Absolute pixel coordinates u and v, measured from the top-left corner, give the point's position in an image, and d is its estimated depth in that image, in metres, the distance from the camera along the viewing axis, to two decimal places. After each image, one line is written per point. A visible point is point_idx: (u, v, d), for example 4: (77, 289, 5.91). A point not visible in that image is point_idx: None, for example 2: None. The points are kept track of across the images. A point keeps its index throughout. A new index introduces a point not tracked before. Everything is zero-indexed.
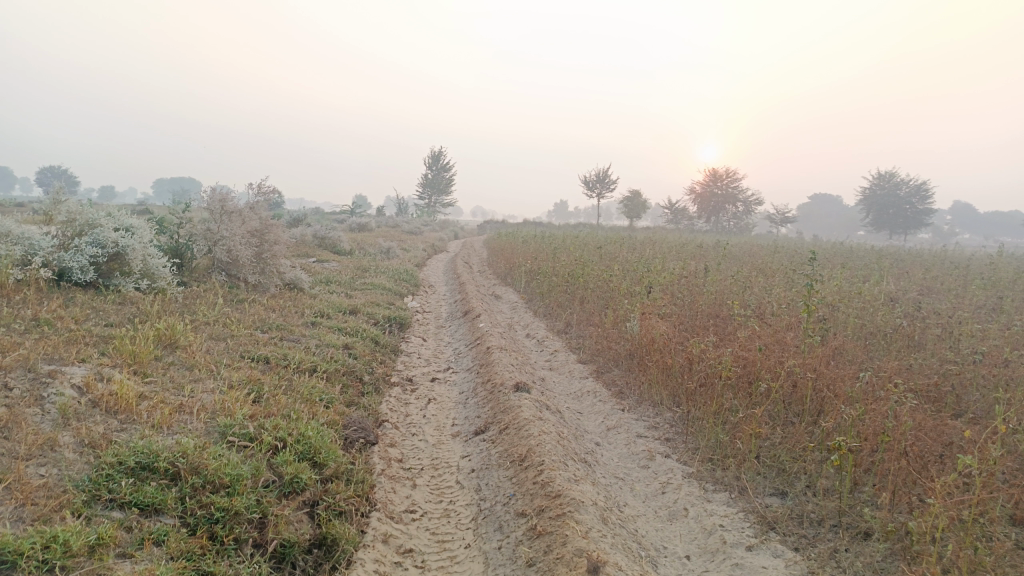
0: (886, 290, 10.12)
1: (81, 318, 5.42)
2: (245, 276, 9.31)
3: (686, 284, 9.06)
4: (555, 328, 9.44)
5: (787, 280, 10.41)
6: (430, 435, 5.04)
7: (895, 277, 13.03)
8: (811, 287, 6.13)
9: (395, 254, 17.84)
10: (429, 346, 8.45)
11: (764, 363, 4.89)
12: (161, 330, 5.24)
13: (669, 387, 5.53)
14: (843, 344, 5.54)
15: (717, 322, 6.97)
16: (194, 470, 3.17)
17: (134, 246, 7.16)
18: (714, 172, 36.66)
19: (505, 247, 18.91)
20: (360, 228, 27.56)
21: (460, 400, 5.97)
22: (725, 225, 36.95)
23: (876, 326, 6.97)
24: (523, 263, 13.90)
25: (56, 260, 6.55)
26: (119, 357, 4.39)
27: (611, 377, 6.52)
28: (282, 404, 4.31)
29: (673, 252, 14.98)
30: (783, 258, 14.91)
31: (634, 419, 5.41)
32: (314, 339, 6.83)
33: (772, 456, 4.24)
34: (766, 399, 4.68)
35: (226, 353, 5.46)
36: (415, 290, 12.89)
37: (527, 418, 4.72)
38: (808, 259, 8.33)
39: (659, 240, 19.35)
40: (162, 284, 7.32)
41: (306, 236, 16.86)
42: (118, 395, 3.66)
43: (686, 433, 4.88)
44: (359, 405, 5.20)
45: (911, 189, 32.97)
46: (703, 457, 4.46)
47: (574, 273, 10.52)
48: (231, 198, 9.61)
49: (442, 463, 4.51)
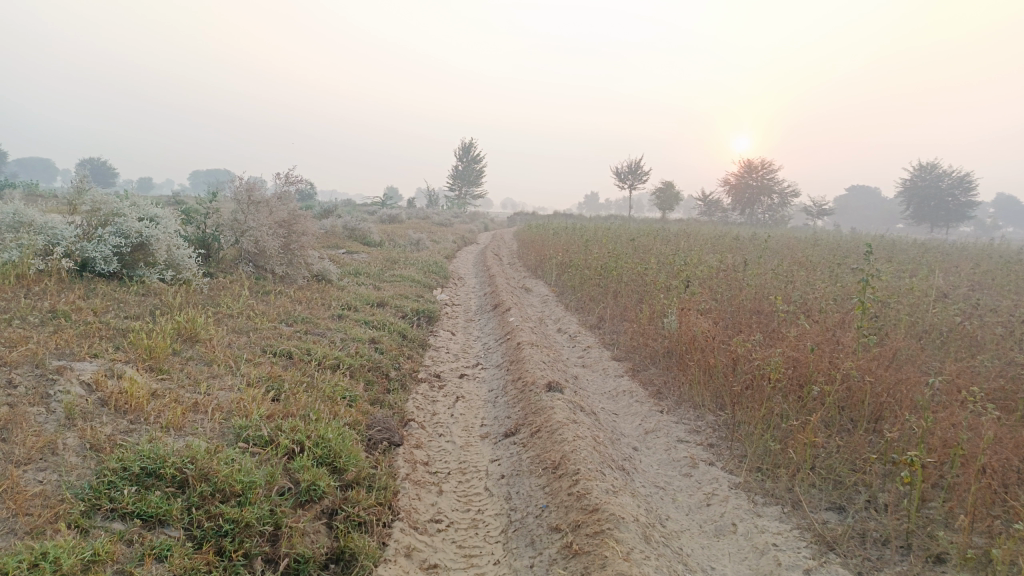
0: (937, 285, 9.56)
1: (101, 310, 5.26)
2: (272, 267, 9.15)
3: (726, 278, 8.67)
4: (588, 323, 9.12)
5: (831, 274, 9.94)
6: (458, 436, 4.78)
7: (943, 271, 12.41)
8: (865, 282, 5.72)
9: (424, 246, 17.62)
10: (458, 341, 8.19)
11: (818, 364, 4.53)
12: (181, 324, 5.07)
13: (712, 388, 5.20)
14: (901, 345, 5.14)
15: (761, 319, 6.59)
16: (204, 477, 2.94)
17: (158, 236, 7.01)
18: (749, 163, 35.76)
19: (536, 238, 18.61)
20: (390, 218, 27.57)
21: (490, 398, 5.70)
22: (760, 218, 36.20)
23: (932, 325, 6.52)
24: (554, 256, 13.56)
25: (79, 250, 6.42)
26: (134, 352, 4.20)
27: (648, 376, 6.20)
28: (302, 403, 4.08)
29: (708, 245, 14.50)
30: (823, 252, 14.34)
31: (675, 422, 5.10)
32: (340, 333, 6.62)
33: (828, 467, 3.90)
34: (820, 405, 4.34)
35: (248, 348, 5.26)
36: (444, 282, 12.68)
37: (560, 421, 4.42)
38: (865, 254, 7.80)
39: (693, 232, 18.88)
40: (187, 275, 7.17)
41: (335, 228, 16.70)
42: (128, 394, 3.46)
43: (732, 440, 4.55)
44: (384, 403, 4.97)
45: (953, 181, 31.74)
46: (751, 466, 4.15)
47: (607, 265, 10.16)
48: (258, 187, 9.44)
49: (470, 467, 4.24)
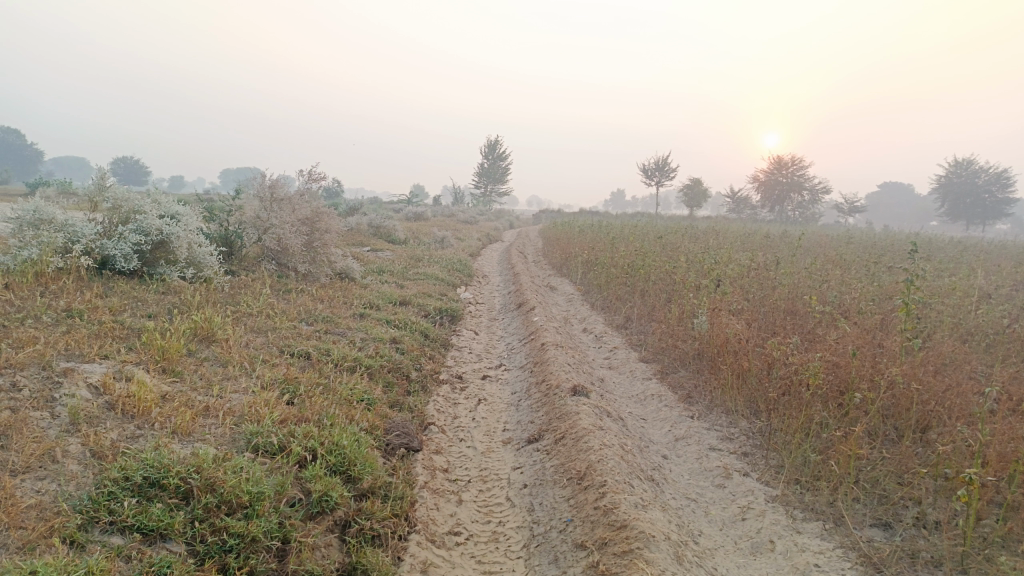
0: (979, 284, 9.18)
1: (118, 308, 5.17)
2: (295, 265, 9.05)
3: (757, 277, 8.39)
4: (614, 322, 8.90)
5: (866, 273, 9.59)
6: (479, 442, 4.60)
7: (983, 270, 11.96)
8: (910, 282, 5.42)
9: (449, 243, 17.50)
10: (481, 340, 8.02)
11: (860, 369, 4.28)
12: (198, 323, 4.96)
13: (745, 393, 4.96)
14: (948, 349, 4.85)
15: (797, 320, 6.33)
16: (210, 487, 2.79)
17: (179, 234, 6.90)
18: (779, 159, 35.14)
19: (562, 236, 18.38)
20: (415, 216, 27.52)
21: (513, 401, 5.52)
22: (790, 216, 35.58)
23: (978, 327, 6.20)
24: (580, 253, 13.33)
25: (99, 248, 6.36)
26: (146, 353, 4.08)
27: (678, 379, 5.97)
28: (317, 407, 3.93)
29: (737, 243, 14.16)
30: (857, 250, 13.91)
31: (706, 428, 4.87)
32: (360, 332, 6.48)
33: (872, 480, 3.66)
34: (863, 413, 4.08)
35: (266, 348, 5.13)
36: (469, 281, 12.52)
37: (586, 427, 4.22)
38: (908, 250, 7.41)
39: (721, 229, 18.50)
40: (208, 273, 7.09)
41: (360, 225, 16.64)
42: (135, 397, 3.34)
43: (768, 449, 4.32)
44: (404, 406, 4.81)
45: (990, 178, 30.88)
46: (788, 478, 3.91)
47: (635, 263, 9.91)
48: (281, 184, 9.36)
49: (491, 475, 4.06)
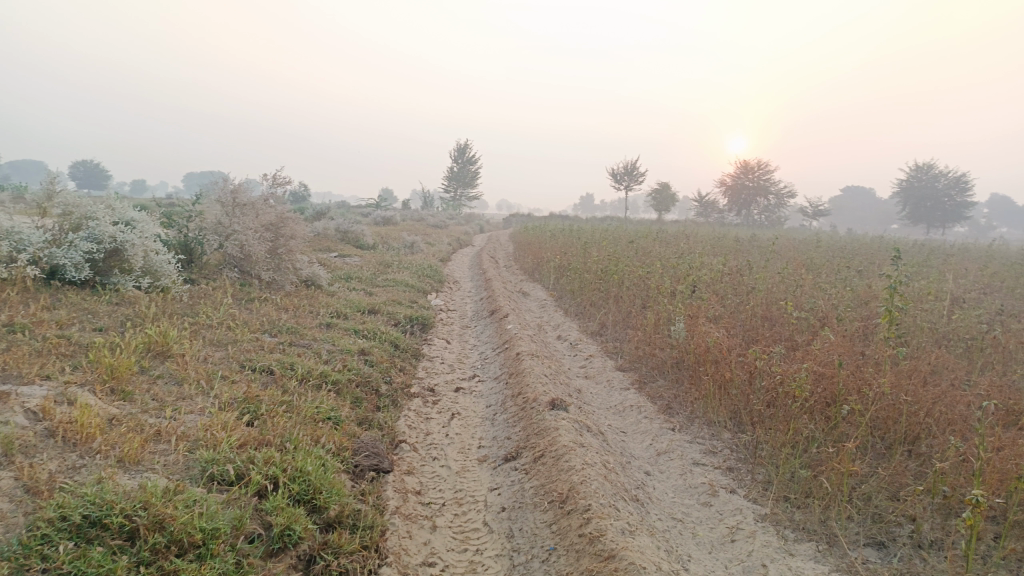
0: (949, 288, 9.21)
1: (65, 322, 4.83)
2: (258, 273, 8.72)
3: (733, 282, 8.28)
4: (589, 329, 8.73)
5: (839, 278, 9.56)
6: (453, 460, 4.38)
7: (950, 273, 12.05)
8: (893, 288, 5.32)
9: (419, 248, 17.23)
10: (453, 349, 7.79)
11: (847, 380, 4.16)
12: (152, 338, 4.65)
13: (728, 405, 4.81)
14: (932, 358, 4.76)
15: (775, 328, 6.22)
16: (159, 525, 2.52)
17: (134, 241, 6.57)
18: (745, 163, 35.49)
19: (533, 240, 18.22)
20: (384, 220, 27.13)
21: (487, 415, 5.30)
22: (757, 219, 35.92)
23: (955, 332, 6.16)
24: (552, 259, 13.16)
25: (47, 256, 5.99)
26: (93, 372, 3.78)
27: (656, 389, 5.81)
28: (280, 429, 3.67)
29: (707, 247, 14.13)
30: (825, 254, 13.97)
31: (688, 441, 4.71)
32: (327, 343, 6.21)
33: (864, 497, 3.52)
34: (851, 426, 3.96)
35: (225, 363, 4.84)
36: (439, 287, 12.27)
37: (566, 445, 4.03)
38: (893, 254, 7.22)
39: (691, 234, 18.51)
40: (166, 282, 6.74)
41: (328, 231, 16.29)
42: (78, 423, 3.05)
43: (754, 463, 4.17)
44: (373, 423, 4.57)
45: (949, 182, 31.54)
46: (777, 495, 3.75)
47: (608, 269, 9.77)
48: (244, 189, 9.01)
49: (467, 497, 3.84)
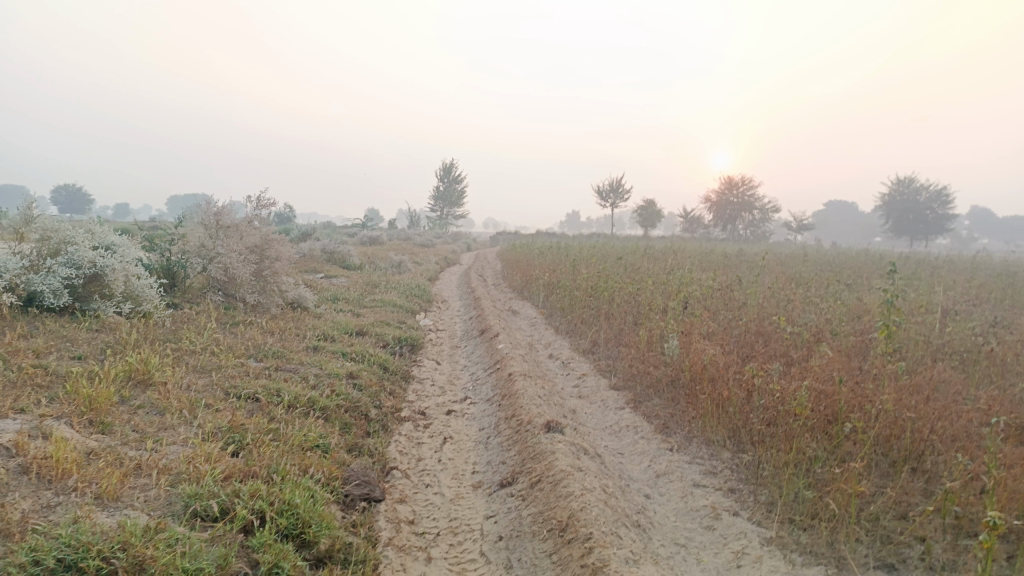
0: (938, 300, 9.20)
1: (42, 351, 4.67)
2: (243, 296, 8.55)
3: (724, 298, 8.22)
4: (580, 347, 8.63)
5: (829, 292, 9.52)
6: (447, 487, 4.24)
7: (937, 284, 12.06)
8: (889, 302, 5.26)
9: (406, 268, 17.11)
10: (444, 371, 7.66)
11: (849, 397, 4.08)
12: (133, 367, 4.50)
13: (727, 424, 4.72)
14: (931, 372, 4.69)
15: (770, 343, 6.15)
16: (138, 568, 2.37)
17: (115, 266, 6.41)
18: (729, 179, 35.73)
19: (521, 258, 18.13)
20: (371, 241, 26.99)
21: (481, 438, 5.17)
22: (742, 234, 36.12)
23: (949, 344, 6.11)
24: (540, 277, 13.08)
25: (24, 283, 5.82)
26: (70, 404, 3.62)
27: (652, 408, 5.71)
28: (268, 459, 3.53)
29: (696, 262, 14.12)
30: (813, 268, 13.96)
31: (687, 462, 4.61)
32: (314, 368, 6.06)
33: (872, 518, 3.42)
34: (855, 444, 3.87)
35: (210, 390, 4.68)
36: (428, 307, 12.14)
37: (563, 469, 3.92)
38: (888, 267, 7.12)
39: (678, 249, 18.53)
40: (148, 307, 6.58)
41: (313, 251, 16.14)
42: (53, 459, 2.90)
43: (756, 484, 4.06)
44: (363, 450, 4.43)
45: (930, 195, 31.90)
46: (781, 517, 3.65)
47: (598, 286, 9.69)
48: (228, 211, 8.88)
49: (462, 526, 3.70)
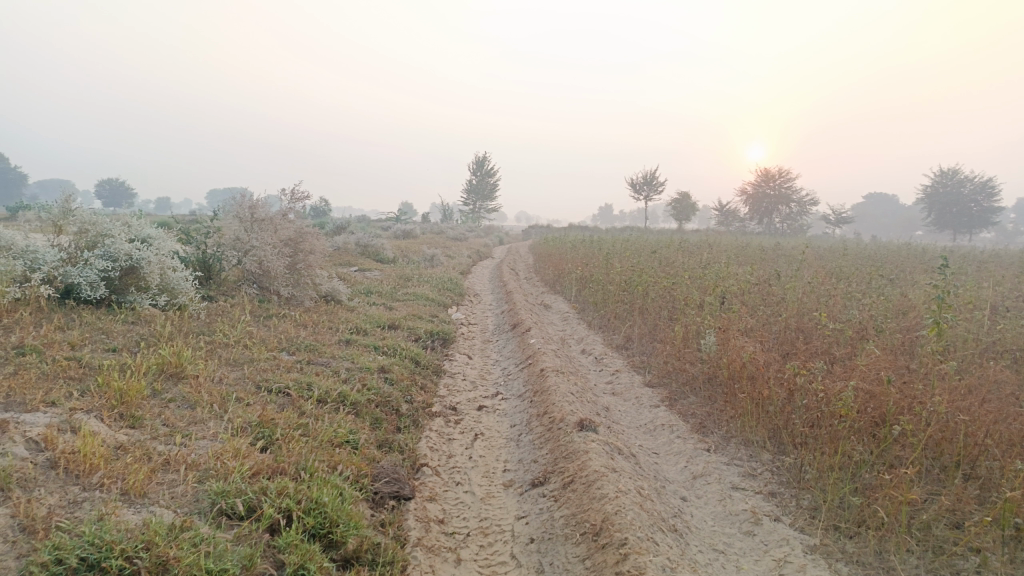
0: (987, 296, 8.84)
1: (77, 343, 4.70)
2: (277, 288, 8.57)
3: (762, 292, 7.99)
4: (614, 342, 8.49)
5: (871, 287, 9.21)
6: (478, 485, 4.16)
7: (986, 279, 11.60)
8: (940, 298, 5.01)
9: (439, 261, 17.09)
10: (475, 365, 7.59)
11: (897, 400, 3.89)
12: (165, 360, 4.49)
13: (767, 425, 4.56)
14: (985, 372, 4.46)
15: (811, 340, 5.94)
16: (162, 568, 2.33)
17: (150, 259, 6.46)
18: (767, 171, 35.07)
19: (554, 252, 17.99)
20: (405, 234, 27.08)
21: (512, 436, 5.08)
22: (780, 228, 35.45)
23: (1001, 342, 5.84)
24: (573, 270, 12.93)
25: (62, 275, 5.89)
26: (102, 397, 3.62)
27: (688, 406, 5.56)
28: (297, 455, 3.48)
29: (732, 256, 13.83)
30: (854, 262, 13.57)
31: (725, 463, 4.46)
32: (346, 361, 6.03)
33: (923, 528, 3.25)
34: (904, 449, 3.69)
35: (241, 384, 4.67)
36: (460, 300, 12.08)
37: (596, 470, 3.81)
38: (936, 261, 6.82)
39: (713, 242, 18.21)
40: (183, 300, 6.61)
41: (347, 245, 16.22)
42: (81, 454, 2.88)
43: (798, 488, 3.90)
44: (393, 446, 4.37)
45: (976, 187, 30.89)
46: (825, 524, 3.50)
47: (632, 280, 9.52)
48: (262, 204, 8.91)
49: (493, 527, 3.61)
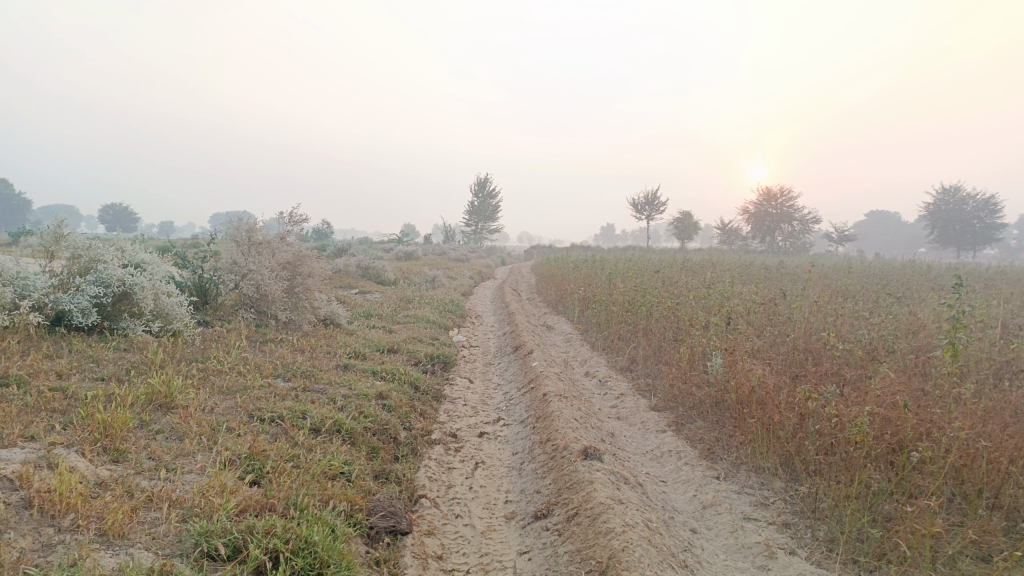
0: (997, 314, 8.66)
1: (65, 372, 4.56)
2: (275, 313, 8.43)
3: (768, 312, 7.83)
4: (618, 365, 8.32)
5: (879, 306, 9.05)
6: (478, 517, 3.99)
7: (994, 296, 11.43)
8: (956, 316, 4.84)
9: (440, 283, 16.97)
10: (476, 389, 7.43)
11: (915, 425, 3.72)
12: (155, 390, 4.34)
13: (779, 451, 4.38)
14: (1004, 395, 4.28)
15: (821, 362, 5.78)
16: None
17: (143, 284, 6.33)
18: (768, 190, 35.02)
19: (556, 272, 17.87)
20: (406, 255, 27.01)
21: (515, 464, 4.91)
22: (782, 246, 35.34)
23: (1017, 362, 5.67)
24: (576, 291, 12.78)
25: (52, 302, 5.76)
26: (84, 431, 3.46)
27: (695, 431, 5.39)
28: (288, 489, 3.32)
29: (736, 275, 13.68)
30: (859, 280, 13.41)
31: (736, 492, 4.29)
32: (343, 388, 5.87)
33: (948, 562, 3.08)
34: (925, 478, 3.52)
35: (233, 413, 4.51)
36: (461, 322, 11.94)
37: (602, 502, 3.64)
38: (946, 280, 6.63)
39: (716, 262, 18.08)
40: (177, 325, 6.47)
41: (348, 267, 16.12)
42: (57, 492, 2.72)
43: (814, 519, 3.73)
44: (390, 477, 4.21)
45: (978, 204, 30.78)
46: (844, 558, 3.33)
47: (635, 301, 9.37)
48: (259, 227, 8.79)
49: (494, 563, 3.44)
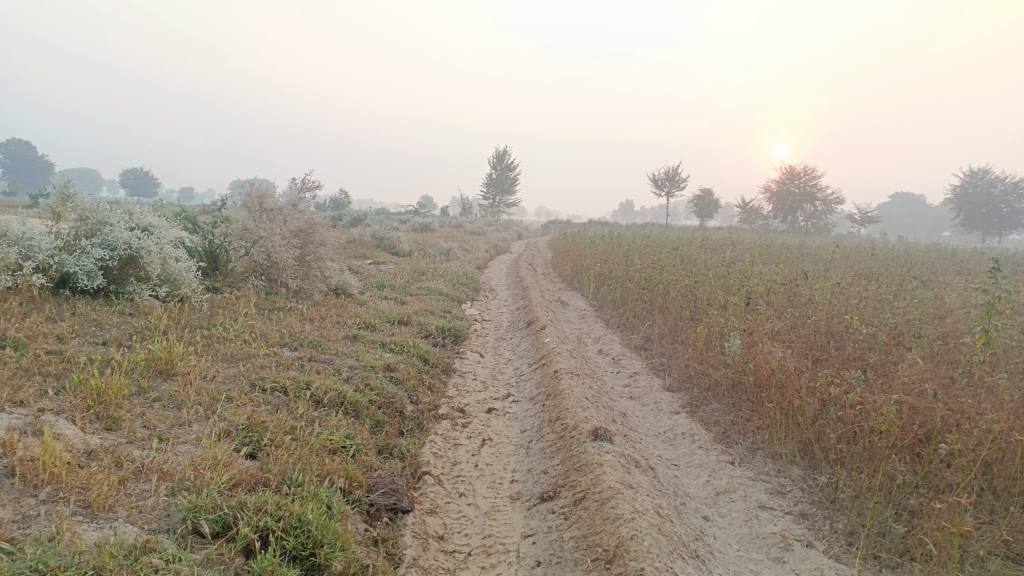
0: None
1: (65, 335, 4.46)
2: (285, 281, 8.32)
3: (789, 293, 7.59)
4: (632, 343, 8.14)
5: (903, 290, 8.76)
6: (483, 497, 3.86)
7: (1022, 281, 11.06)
8: (990, 303, 4.60)
9: (456, 255, 16.81)
10: (487, 364, 7.29)
11: (945, 416, 3.52)
12: (155, 356, 4.23)
13: (798, 438, 4.20)
14: None
15: (843, 346, 5.56)
16: None
17: (150, 248, 6.22)
18: (791, 169, 34.35)
19: (573, 247, 17.64)
20: (422, 227, 26.85)
21: (523, 443, 4.77)
22: (803, 227, 34.77)
23: None
24: (592, 266, 12.57)
25: (57, 264, 5.66)
26: (77, 397, 3.35)
27: (711, 414, 5.22)
28: (285, 464, 3.20)
29: (756, 254, 13.37)
30: (882, 263, 13.04)
31: (751, 478, 4.13)
32: (350, 359, 5.75)
33: (976, 562, 2.90)
34: (955, 472, 3.33)
35: (235, 382, 4.40)
36: (475, 295, 11.79)
37: (612, 487, 3.49)
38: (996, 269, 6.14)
39: (736, 240, 17.72)
40: (185, 291, 6.37)
41: (363, 237, 16.01)
42: (40, 461, 2.59)
43: (833, 510, 3.56)
44: (394, 452, 4.08)
45: (1006, 187, 29.96)
46: (864, 553, 3.17)
47: (652, 278, 9.15)
48: (271, 194, 8.65)
49: (496, 545, 3.31)
